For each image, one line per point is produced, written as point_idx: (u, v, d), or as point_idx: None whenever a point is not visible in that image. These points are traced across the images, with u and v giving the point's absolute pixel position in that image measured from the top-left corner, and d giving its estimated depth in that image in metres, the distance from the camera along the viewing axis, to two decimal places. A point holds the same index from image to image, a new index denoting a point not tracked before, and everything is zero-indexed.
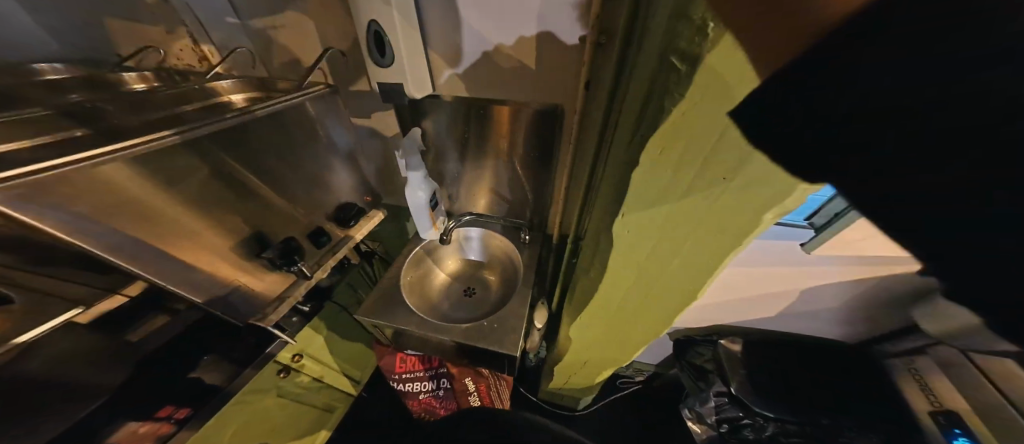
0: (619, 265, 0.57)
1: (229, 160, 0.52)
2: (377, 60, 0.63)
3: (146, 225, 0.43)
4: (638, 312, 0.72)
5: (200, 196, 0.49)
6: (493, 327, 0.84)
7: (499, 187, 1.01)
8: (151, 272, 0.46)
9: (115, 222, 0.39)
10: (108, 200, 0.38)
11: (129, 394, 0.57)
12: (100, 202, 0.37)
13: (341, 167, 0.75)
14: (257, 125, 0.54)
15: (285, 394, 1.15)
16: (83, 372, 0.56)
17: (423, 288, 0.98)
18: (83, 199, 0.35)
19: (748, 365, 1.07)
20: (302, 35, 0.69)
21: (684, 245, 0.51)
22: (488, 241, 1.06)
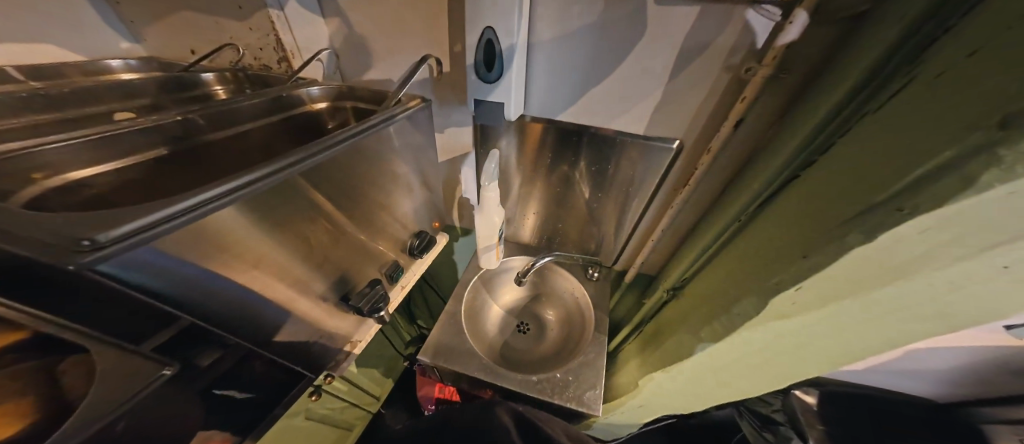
0: (755, 344, 0.47)
1: (310, 191, 0.45)
2: (482, 75, 0.55)
3: (238, 270, 0.38)
4: (731, 387, 0.62)
5: (279, 233, 0.42)
6: (567, 381, 0.75)
7: (567, 218, 0.90)
8: (216, 324, 0.39)
9: (212, 271, 0.35)
10: (207, 246, 0.34)
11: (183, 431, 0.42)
12: (174, 252, 0.31)
13: (411, 191, 0.70)
14: (340, 154, 0.48)
15: (313, 416, 1.06)
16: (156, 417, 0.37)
17: (478, 322, 0.89)
18: (185, 247, 0.31)
19: (829, 425, 0.80)
20: (393, 44, 0.62)
21: (851, 344, 0.40)
22: (551, 274, 0.95)
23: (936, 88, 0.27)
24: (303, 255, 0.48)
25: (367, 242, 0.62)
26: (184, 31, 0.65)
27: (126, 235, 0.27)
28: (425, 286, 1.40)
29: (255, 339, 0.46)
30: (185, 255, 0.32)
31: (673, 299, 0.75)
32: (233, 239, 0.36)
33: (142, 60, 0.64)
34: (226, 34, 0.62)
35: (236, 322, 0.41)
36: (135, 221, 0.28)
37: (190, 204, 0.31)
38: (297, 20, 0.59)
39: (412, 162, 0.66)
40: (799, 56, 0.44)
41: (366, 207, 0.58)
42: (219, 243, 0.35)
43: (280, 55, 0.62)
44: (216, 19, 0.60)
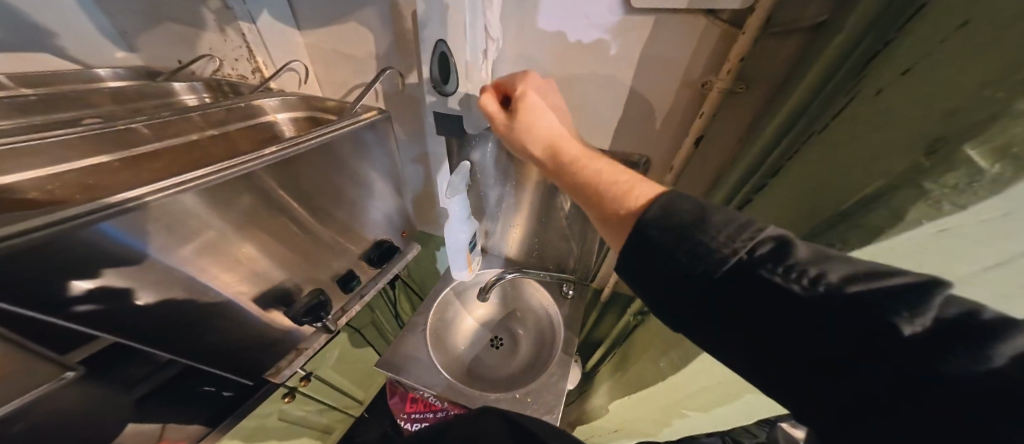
0: None
1: (250, 200, 0.45)
2: (437, 88, 0.55)
3: (143, 281, 0.38)
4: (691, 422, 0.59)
5: (205, 242, 0.42)
6: (525, 402, 0.74)
7: (542, 230, 0.88)
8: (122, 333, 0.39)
9: (114, 281, 0.36)
10: (107, 254, 0.33)
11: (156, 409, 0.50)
12: (71, 260, 0.31)
13: (380, 200, 0.70)
14: (285, 165, 0.47)
15: (288, 417, 1.07)
16: (78, 422, 0.38)
17: (446, 336, 0.87)
18: (94, 241, 0.32)
19: None
20: (361, 56, 0.64)
21: None
22: (527, 289, 0.92)
23: (884, 110, 0.23)
24: (238, 263, 0.48)
25: (325, 251, 0.62)
26: (171, 42, 0.69)
27: (34, 227, 0.27)
28: (410, 294, 1.39)
29: (180, 348, 0.47)
30: (86, 249, 0.31)
31: (644, 321, 0.72)
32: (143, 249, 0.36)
33: (130, 68, 0.67)
34: (206, 45, 0.66)
35: (135, 327, 0.40)
36: (27, 221, 0.27)
37: (99, 207, 0.31)
38: (271, 34, 0.63)
39: (377, 172, 0.66)
40: (764, 72, 0.39)
41: (321, 216, 0.58)
42: (126, 253, 0.35)
43: (253, 66, 0.67)
44: (198, 32, 0.64)
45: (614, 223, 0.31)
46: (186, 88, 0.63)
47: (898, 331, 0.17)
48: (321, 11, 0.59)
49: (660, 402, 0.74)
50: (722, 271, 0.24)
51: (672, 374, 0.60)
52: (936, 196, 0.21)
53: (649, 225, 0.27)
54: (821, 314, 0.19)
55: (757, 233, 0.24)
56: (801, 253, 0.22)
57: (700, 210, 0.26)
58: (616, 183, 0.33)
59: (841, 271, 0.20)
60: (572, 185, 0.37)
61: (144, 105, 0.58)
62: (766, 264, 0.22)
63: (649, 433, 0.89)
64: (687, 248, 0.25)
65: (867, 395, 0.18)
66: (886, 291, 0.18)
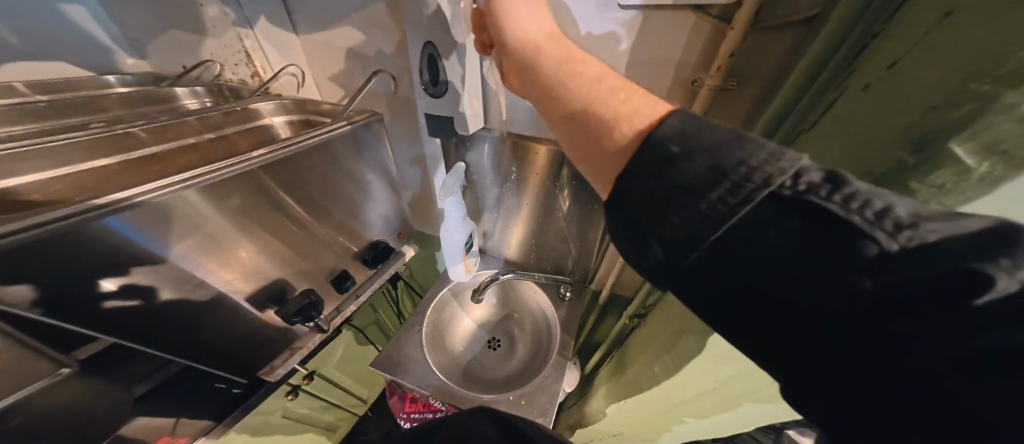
0: None
1: (246, 203, 0.46)
2: (428, 90, 0.55)
3: (138, 281, 0.39)
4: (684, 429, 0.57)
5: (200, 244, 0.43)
6: (519, 404, 0.73)
7: (539, 232, 0.87)
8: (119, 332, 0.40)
9: (109, 281, 0.37)
10: (103, 254, 0.35)
11: (156, 405, 0.52)
12: (67, 261, 0.32)
13: (377, 202, 0.70)
14: (280, 167, 0.48)
15: (292, 415, 1.09)
16: (76, 417, 0.40)
17: (444, 337, 0.87)
18: (87, 238, 0.33)
19: None
20: (357, 58, 0.65)
21: None
22: (525, 290, 0.92)
23: (866, 106, 0.23)
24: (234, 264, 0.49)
25: (321, 252, 0.63)
26: (176, 48, 0.71)
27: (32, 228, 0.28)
28: (411, 294, 1.41)
29: (177, 348, 0.48)
30: (84, 246, 0.33)
31: (640, 324, 0.71)
32: (139, 250, 0.37)
33: (137, 75, 0.70)
34: (208, 51, 0.68)
35: (132, 327, 0.42)
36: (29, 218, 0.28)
37: (99, 203, 0.32)
38: (269, 39, 0.65)
39: (374, 173, 0.66)
40: (755, 69, 0.38)
41: (318, 217, 0.59)
42: (121, 254, 0.36)
43: (251, 70, 0.69)
44: (199, 37, 0.66)
45: (609, 141, 0.25)
46: (188, 93, 0.65)
47: (974, 297, 0.12)
48: (316, 15, 0.60)
49: (657, 408, 0.72)
50: (752, 209, 0.18)
51: (666, 379, 0.59)
52: (927, 197, 0.20)
53: (659, 145, 0.22)
54: (873, 280, 0.14)
55: (792, 161, 0.18)
56: (857, 183, 0.16)
57: (736, 130, 0.20)
58: (616, 97, 0.26)
59: (904, 209, 0.15)
60: (560, 97, 0.30)
61: (148, 110, 0.60)
62: (814, 190, 0.17)
63: (649, 439, 0.88)
64: (712, 169, 0.19)
65: (861, 373, 0.15)
66: (971, 240, 0.13)
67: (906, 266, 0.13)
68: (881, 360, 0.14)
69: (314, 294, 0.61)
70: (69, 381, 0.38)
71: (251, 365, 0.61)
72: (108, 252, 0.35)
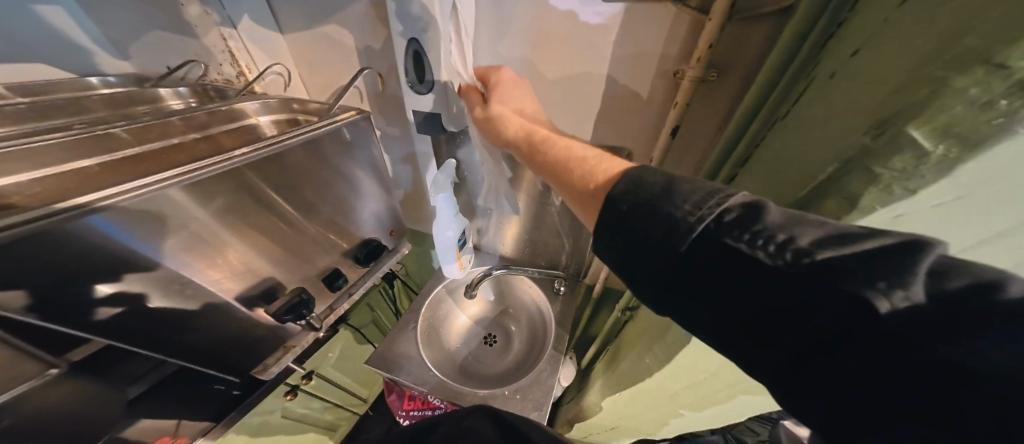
0: None
1: (232, 202, 0.46)
2: (415, 86, 0.55)
3: (124, 281, 0.39)
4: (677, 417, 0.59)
5: (184, 245, 0.43)
6: (515, 398, 0.74)
7: (531, 227, 0.87)
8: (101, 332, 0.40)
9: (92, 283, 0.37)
10: (86, 255, 0.35)
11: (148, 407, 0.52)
12: (46, 263, 0.32)
13: (368, 200, 0.70)
14: (267, 166, 0.48)
15: (291, 416, 1.09)
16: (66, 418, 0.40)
17: (439, 335, 0.88)
18: (72, 238, 0.33)
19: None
20: (343, 56, 0.65)
21: None
22: (519, 287, 0.92)
23: (833, 95, 0.23)
24: (221, 264, 0.49)
25: (312, 251, 0.63)
26: (160, 49, 0.71)
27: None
28: (408, 292, 1.41)
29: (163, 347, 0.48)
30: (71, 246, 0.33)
31: (632, 317, 0.72)
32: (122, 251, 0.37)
33: (120, 77, 0.69)
34: (192, 52, 0.68)
35: (118, 328, 0.42)
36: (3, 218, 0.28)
37: (78, 202, 0.32)
38: (254, 39, 0.64)
39: (363, 170, 0.66)
40: (734, 59, 0.38)
41: (308, 216, 0.59)
42: (103, 255, 0.36)
43: (237, 69, 0.68)
44: (182, 37, 0.65)
45: (580, 192, 0.31)
46: (172, 94, 0.64)
47: (874, 312, 0.15)
48: (300, 13, 0.60)
49: (651, 399, 0.73)
50: (691, 244, 0.22)
51: (657, 370, 0.59)
52: (889, 180, 0.20)
53: (614, 202, 0.27)
54: (820, 290, 0.17)
55: (724, 198, 0.22)
56: (770, 219, 0.20)
57: (667, 182, 0.25)
58: (582, 160, 0.33)
59: (808, 237, 0.19)
60: (542, 168, 0.37)
61: (132, 112, 0.60)
62: (729, 232, 0.21)
63: (645, 429, 0.89)
64: (653, 218, 0.24)
65: (861, 373, 0.16)
66: (859, 259, 0.16)
67: (828, 284, 0.17)
68: (879, 363, 0.16)
69: (304, 294, 0.61)
70: (61, 380, 0.38)
71: (246, 364, 0.62)
72: (90, 253, 0.35)
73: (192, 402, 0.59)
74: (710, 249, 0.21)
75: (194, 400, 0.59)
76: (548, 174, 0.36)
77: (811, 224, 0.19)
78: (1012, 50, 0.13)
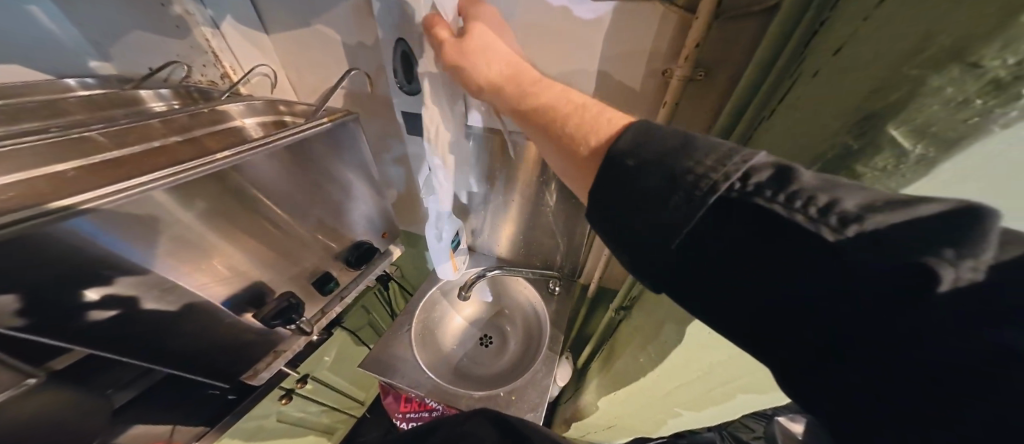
0: None
1: (218, 206, 0.45)
2: (405, 87, 0.54)
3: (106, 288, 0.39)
4: None
5: (169, 250, 0.42)
6: (511, 399, 0.74)
7: (527, 227, 0.87)
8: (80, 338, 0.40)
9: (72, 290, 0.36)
10: (64, 260, 0.34)
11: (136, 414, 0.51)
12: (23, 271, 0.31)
13: (360, 201, 0.69)
14: (253, 168, 0.47)
15: (286, 421, 1.08)
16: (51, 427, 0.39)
17: (434, 338, 0.87)
18: (48, 242, 0.32)
19: None
20: (331, 56, 0.64)
21: None
22: (515, 286, 0.92)
23: (816, 92, 0.23)
24: (208, 270, 0.48)
25: (302, 254, 0.62)
26: (141, 50, 0.69)
27: None
28: (404, 294, 1.40)
29: (146, 352, 0.48)
30: (48, 252, 0.32)
31: (626, 316, 0.72)
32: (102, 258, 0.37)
33: (101, 78, 0.67)
34: (175, 53, 0.66)
35: (93, 333, 0.41)
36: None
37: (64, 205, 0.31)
38: (238, 39, 0.63)
39: (353, 173, 0.65)
40: (721, 58, 0.38)
41: (296, 218, 0.58)
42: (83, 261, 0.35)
43: (221, 71, 0.65)
44: (163, 38, 0.64)
45: (579, 156, 0.28)
46: (154, 95, 0.63)
47: (930, 289, 0.13)
48: (285, 12, 0.59)
49: (647, 398, 0.73)
50: (710, 212, 0.19)
51: (652, 370, 0.60)
52: (873, 179, 0.21)
53: (620, 157, 0.24)
54: (843, 276, 0.15)
55: (744, 161, 0.19)
56: (806, 179, 0.18)
57: (684, 135, 0.22)
58: (579, 112, 0.30)
59: (855, 200, 0.16)
60: (528, 116, 0.33)
61: (114, 114, 0.58)
62: (761, 191, 0.18)
63: (642, 427, 0.89)
64: (666, 181, 0.21)
65: (871, 373, 0.14)
66: (917, 228, 0.14)
67: (865, 265, 0.14)
68: (889, 361, 0.14)
69: (294, 298, 0.60)
70: (42, 389, 0.37)
71: (237, 369, 0.61)
72: (69, 260, 0.34)
73: (182, 408, 0.58)
74: (730, 217, 0.19)
75: (185, 406, 0.58)
76: (536, 121, 0.32)
77: (851, 186, 0.17)
78: (984, 49, 0.13)
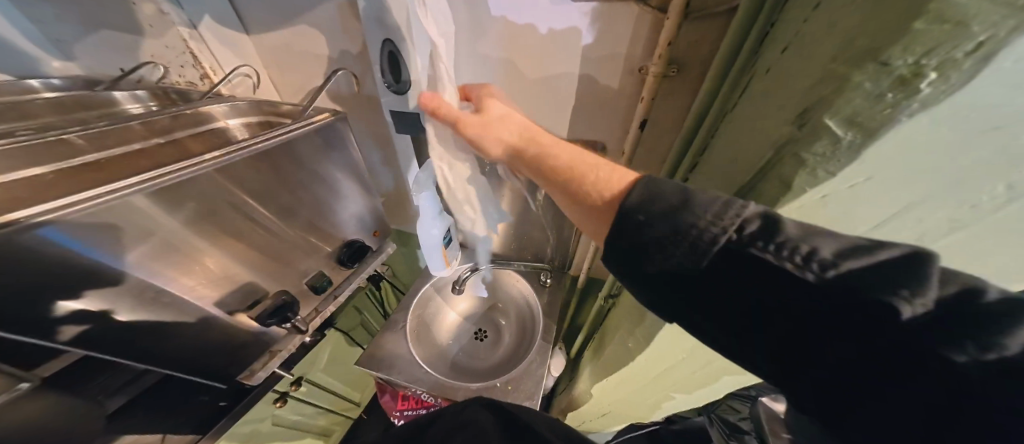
0: None
1: (205, 208, 0.45)
2: (393, 86, 0.55)
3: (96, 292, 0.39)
4: None
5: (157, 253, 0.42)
6: (507, 389, 0.77)
7: (517, 223, 0.89)
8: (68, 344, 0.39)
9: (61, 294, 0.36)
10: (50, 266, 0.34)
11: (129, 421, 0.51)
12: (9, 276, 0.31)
13: (350, 201, 0.70)
14: (238, 169, 0.47)
15: (282, 424, 1.07)
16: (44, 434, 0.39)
17: (430, 333, 0.89)
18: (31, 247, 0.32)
19: None
20: (315, 56, 0.63)
21: None
22: (508, 280, 0.94)
23: (772, 87, 0.26)
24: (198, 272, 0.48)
25: (293, 255, 0.62)
26: (110, 50, 0.67)
27: None
28: (396, 294, 1.40)
29: (142, 355, 0.48)
30: (34, 257, 0.32)
31: (615, 304, 0.76)
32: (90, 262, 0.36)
33: (68, 79, 0.65)
34: (149, 53, 0.64)
35: (87, 337, 0.41)
36: None
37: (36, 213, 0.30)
38: (218, 39, 0.62)
39: (339, 174, 0.65)
40: (693, 56, 0.41)
41: (284, 219, 0.58)
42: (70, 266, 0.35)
43: (200, 72, 0.65)
44: (137, 38, 0.62)
45: (592, 207, 0.31)
46: (129, 97, 0.61)
47: (897, 319, 0.16)
48: (265, 12, 0.58)
49: (636, 381, 0.77)
50: (712, 260, 0.22)
51: (640, 353, 0.63)
52: (813, 165, 0.23)
53: (632, 215, 0.26)
54: (831, 311, 0.18)
55: (739, 215, 0.22)
56: (790, 229, 0.20)
57: (685, 192, 0.24)
58: (589, 167, 0.32)
59: (829, 247, 0.19)
60: (543, 172, 0.35)
61: (86, 116, 0.57)
62: (754, 242, 0.21)
63: (633, 410, 0.94)
64: (673, 233, 0.23)
65: (863, 383, 0.18)
66: (878, 269, 0.17)
67: (845, 303, 0.18)
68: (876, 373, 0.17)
69: (287, 296, 0.61)
70: (32, 395, 0.37)
71: (232, 372, 0.61)
72: (56, 265, 0.34)
73: (177, 413, 0.58)
74: (730, 264, 0.22)
75: (179, 411, 0.58)
76: (551, 180, 0.35)
77: (827, 234, 0.20)
78: (891, 49, 0.16)
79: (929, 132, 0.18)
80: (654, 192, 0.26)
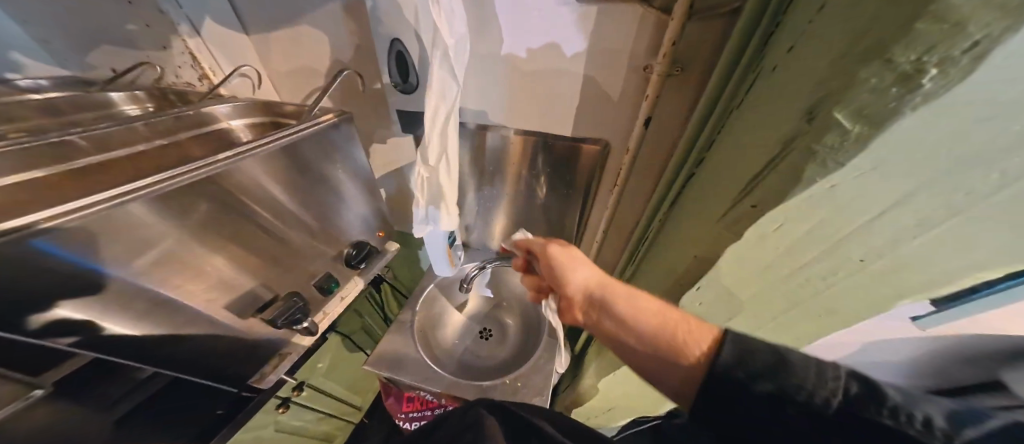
0: None
1: (214, 211, 0.45)
2: (403, 86, 0.55)
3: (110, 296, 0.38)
4: None
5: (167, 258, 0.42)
6: (516, 386, 0.77)
7: (521, 221, 0.89)
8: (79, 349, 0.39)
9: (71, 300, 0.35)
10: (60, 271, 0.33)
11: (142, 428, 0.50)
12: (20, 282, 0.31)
13: (355, 202, 0.70)
14: (246, 172, 0.47)
15: (284, 430, 1.06)
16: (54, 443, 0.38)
17: (437, 333, 0.89)
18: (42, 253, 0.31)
19: None
20: (317, 57, 0.63)
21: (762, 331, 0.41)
22: (513, 279, 0.95)
23: (776, 85, 0.27)
24: (208, 276, 0.47)
25: (299, 257, 0.62)
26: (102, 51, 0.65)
27: None
28: (397, 296, 1.39)
29: (159, 361, 0.48)
30: (45, 262, 0.31)
31: None
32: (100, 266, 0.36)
33: (58, 80, 0.63)
34: (144, 53, 0.63)
35: (107, 344, 0.40)
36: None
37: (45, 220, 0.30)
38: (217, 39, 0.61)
39: (345, 175, 0.64)
40: (696, 56, 0.43)
41: (291, 221, 0.58)
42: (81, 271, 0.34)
43: (199, 73, 0.65)
44: (132, 38, 0.61)
45: (685, 363, 0.35)
46: (124, 97, 0.60)
47: None
48: (266, 12, 0.58)
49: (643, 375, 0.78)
50: (835, 416, 0.26)
51: None
52: (817, 158, 0.25)
53: (734, 373, 0.31)
54: None
55: (844, 380, 0.27)
56: (895, 395, 0.25)
57: (777, 353, 0.30)
58: (671, 321, 0.38)
59: (941, 415, 0.23)
60: (628, 322, 0.41)
61: (80, 118, 0.55)
62: (873, 409, 0.25)
63: (638, 404, 0.95)
64: (778, 392, 0.29)
65: None
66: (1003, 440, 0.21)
67: None
68: None
69: (297, 299, 0.62)
70: (42, 404, 0.36)
71: (239, 376, 0.60)
72: (66, 270, 0.34)
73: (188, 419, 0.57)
74: (857, 423, 0.25)
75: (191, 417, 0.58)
76: (633, 326, 0.40)
77: (933, 401, 0.24)
78: (895, 49, 0.18)
79: (922, 137, 0.19)
80: (753, 352, 0.31)
